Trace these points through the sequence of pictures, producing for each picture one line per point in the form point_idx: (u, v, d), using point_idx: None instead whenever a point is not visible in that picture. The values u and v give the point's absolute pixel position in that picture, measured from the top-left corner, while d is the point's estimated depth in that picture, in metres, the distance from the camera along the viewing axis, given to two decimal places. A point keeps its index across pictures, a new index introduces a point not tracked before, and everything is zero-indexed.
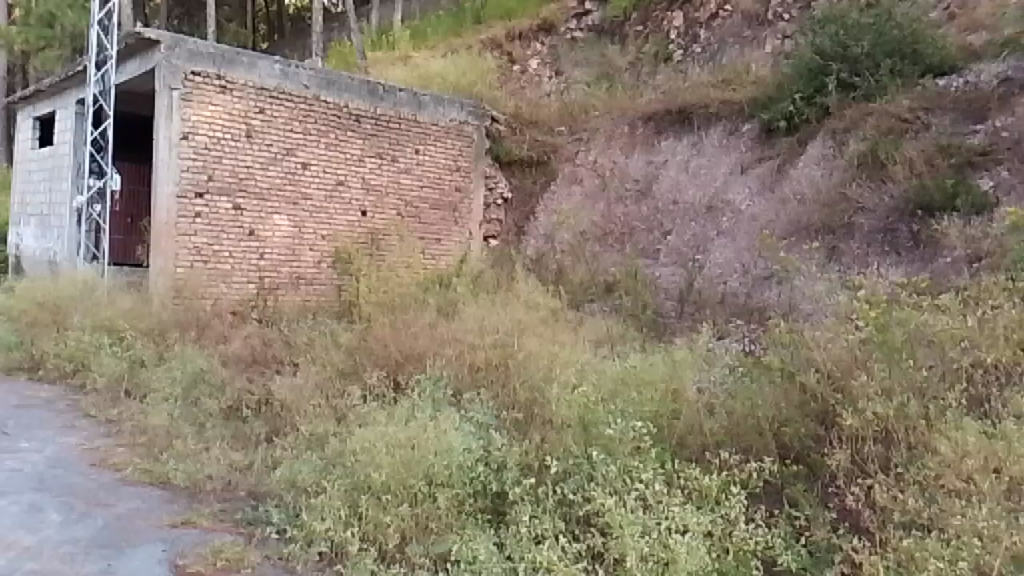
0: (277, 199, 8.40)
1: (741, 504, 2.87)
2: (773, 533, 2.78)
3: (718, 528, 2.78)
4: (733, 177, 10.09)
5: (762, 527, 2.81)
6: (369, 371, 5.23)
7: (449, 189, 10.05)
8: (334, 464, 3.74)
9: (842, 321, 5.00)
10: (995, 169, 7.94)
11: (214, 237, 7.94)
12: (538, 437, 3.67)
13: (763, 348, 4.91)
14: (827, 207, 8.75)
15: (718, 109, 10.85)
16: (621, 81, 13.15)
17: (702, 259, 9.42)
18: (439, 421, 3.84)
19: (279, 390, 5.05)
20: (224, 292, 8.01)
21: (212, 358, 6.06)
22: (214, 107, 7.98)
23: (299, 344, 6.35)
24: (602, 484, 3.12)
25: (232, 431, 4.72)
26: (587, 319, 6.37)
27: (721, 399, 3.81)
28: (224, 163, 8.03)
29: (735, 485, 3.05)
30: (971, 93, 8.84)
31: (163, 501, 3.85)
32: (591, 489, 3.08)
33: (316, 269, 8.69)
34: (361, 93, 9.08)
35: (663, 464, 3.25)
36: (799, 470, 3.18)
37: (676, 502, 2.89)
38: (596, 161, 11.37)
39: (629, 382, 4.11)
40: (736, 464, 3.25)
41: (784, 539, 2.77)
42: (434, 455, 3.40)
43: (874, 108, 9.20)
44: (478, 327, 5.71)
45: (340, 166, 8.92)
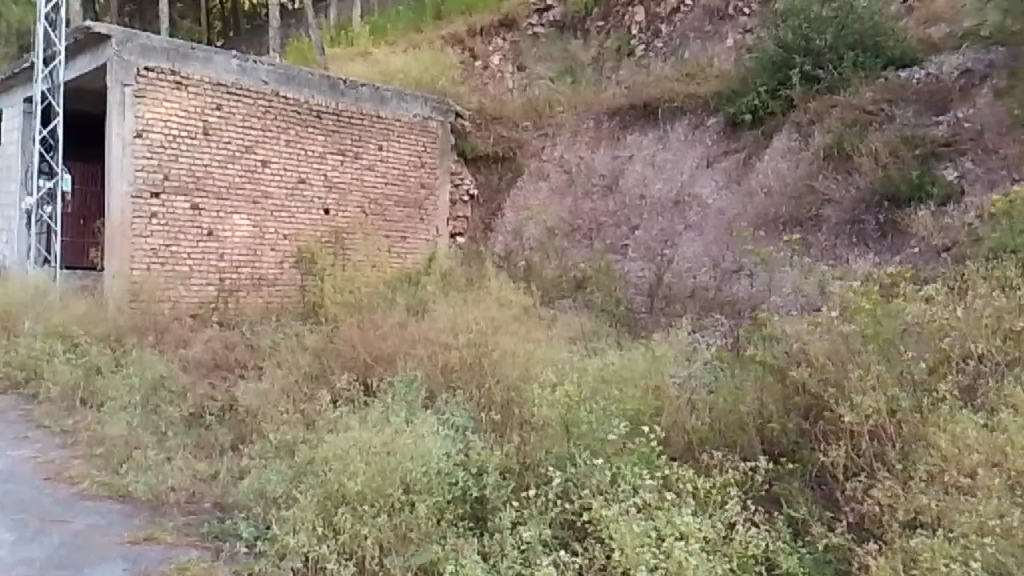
0: (237, 197, 8.15)
1: (737, 507, 2.78)
2: (772, 537, 2.70)
3: (715, 533, 2.68)
4: (699, 170, 10.07)
5: (757, 530, 2.73)
6: (338, 374, 5.06)
7: (414, 185, 9.86)
8: (305, 471, 3.59)
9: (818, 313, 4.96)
10: (959, 159, 8.01)
11: (171, 237, 7.69)
12: (517, 439, 3.56)
13: (740, 342, 4.85)
14: (794, 199, 8.76)
15: (683, 104, 10.84)
16: (584, 75, 13.07)
17: (671, 253, 9.37)
18: (414, 424, 3.71)
19: (244, 395, 4.87)
20: (183, 294, 7.75)
21: (171, 363, 5.83)
22: (169, 103, 7.71)
23: (263, 347, 6.14)
24: (592, 490, 3.01)
25: (195, 440, 4.52)
26: (560, 316, 6.26)
27: (703, 395, 3.74)
28: (181, 161, 7.77)
29: (728, 487, 2.96)
30: (933, 85, 8.91)
31: (124, 515, 3.65)
32: (584, 495, 2.96)
33: (279, 269, 8.46)
34: (322, 89, 8.86)
35: (648, 465, 3.16)
36: (788, 467, 3.11)
37: (671, 508, 2.78)
38: (562, 156, 11.26)
39: (608, 379, 4.01)
40: (722, 463, 3.18)
41: (780, 541, 2.69)
42: (412, 461, 3.26)
43: (838, 100, 9.23)
44: (449, 327, 5.56)
45: (301, 163, 8.69)
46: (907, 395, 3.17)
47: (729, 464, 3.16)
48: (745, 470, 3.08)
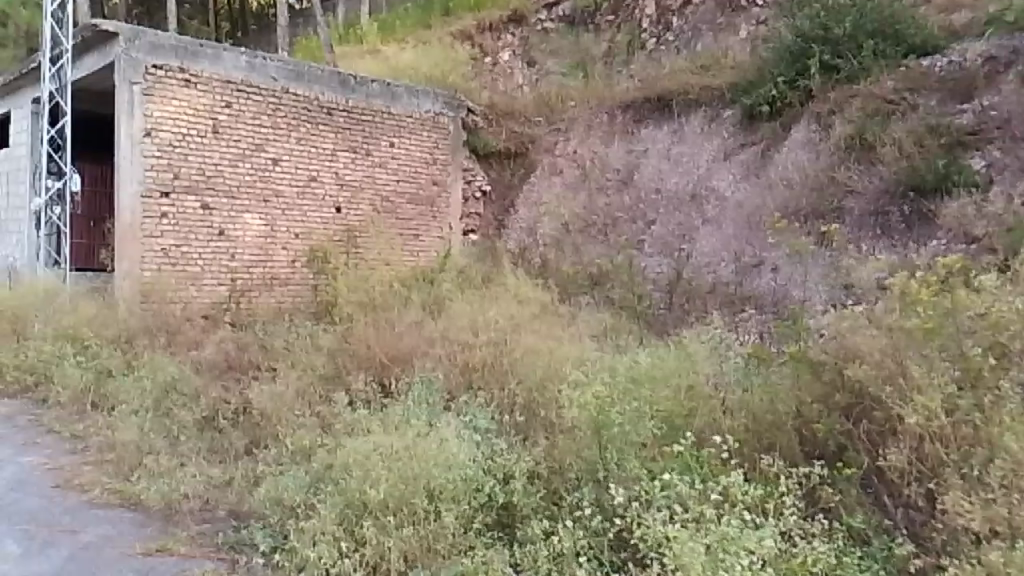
0: (247, 197, 8.01)
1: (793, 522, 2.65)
2: (828, 549, 2.56)
3: (769, 543, 2.52)
4: (716, 164, 9.88)
5: (813, 544, 2.60)
6: (354, 376, 4.90)
7: (426, 182, 9.71)
8: (324, 478, 3.44)
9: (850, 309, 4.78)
10: (987, 148, 7.80)
11: (181, 237, 7.55)
12: (544, 443, 3.41)
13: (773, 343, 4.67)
14: (815, 192, 8.56)
15: (698, 96, 10.65)
16: (596, 69, 12.88)
17: (689, 248, 9.17)
18: (436, 428, 3.56)
19: (258, 398, 4.72)
20: (195, 295, 7.62)
21: (183, 366, 5.69)
22: (177, 101, 7.58)
23: (276, 347, 6.00)
24: (633, 497, 2.87)
25: (208, 444, 4.39)
26: (579, 313, 6.07)
27: (739, 396, 3.59)
28: (191, 160, 7.63)
29: (776, 496, 2.81)
30: (956, 73, 8.69)
31: (136, 524, 3.51)
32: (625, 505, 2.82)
33: (291, 269, 8.31)
34: (332, 85, 8.72)
35: (690, 472, 3.01)
36: (839, 473, 2.97)
37: (719, 519, 2.63)
38: (576, 151, 11.07)
39: (638, 378, 3.85)
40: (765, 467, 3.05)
41: (834, 556, 2.56)
42: (438, 466, 3.11)
43: (858, 89, 9.03)
44: (467, 326, 5.39)
45: (312, 161, 8.54)
46: (961, 389, 2.99)
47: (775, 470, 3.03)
48: (791, 475, 2.96)
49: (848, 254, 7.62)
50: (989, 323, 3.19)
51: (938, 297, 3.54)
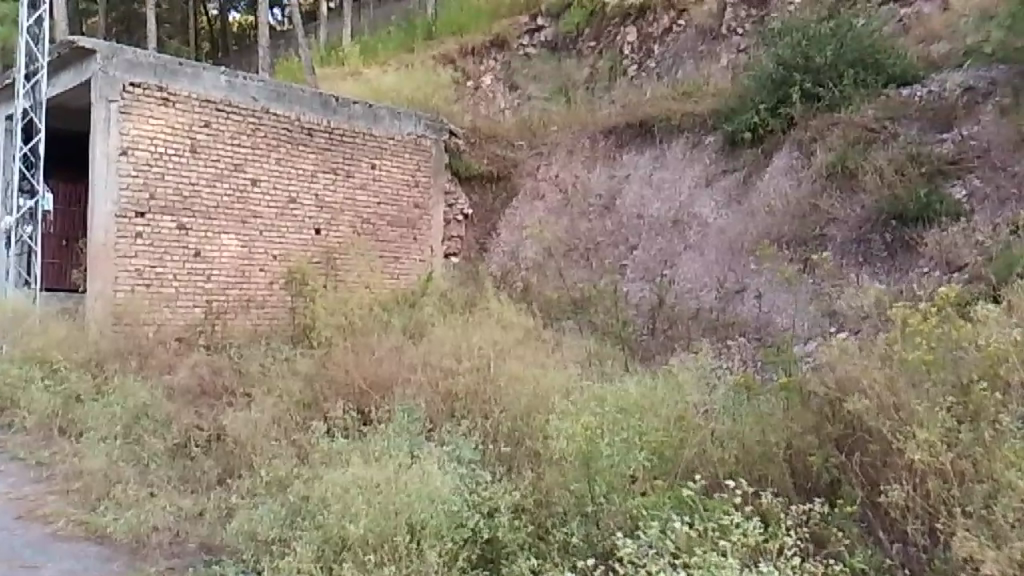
0: (225, 217, 7.86)
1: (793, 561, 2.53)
2: None
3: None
4: (698, 190, 9.88)
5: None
6: (332, 403, 4.76)
7: (407, 205, 9.61)
8: (301, 510, 3.30)
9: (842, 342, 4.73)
10: (967, 177, 7.85)
11: (156, 258, 7.38)
12: (531, 477, 3.31)
13: (766, 375, 4.61)
14: (798, 218, 8.57)
15: (680, 122, 10.69)
16: (578, 95, 12.90)
17: (672, 274, 9.12)
18: (418, 459, 3.44)
19: (233, 424, 4.57)
20: (168, 317, 7.43)
21: (156, 390, 5.52)
22: (155, 120, 7.44)
23: (252, 372, 5.84)
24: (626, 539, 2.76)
25: (180, 473, 4.23)
26: (563, 339, 5.98)
27: (730, 428, 3.51)
28: (167, 180, 7.48)
29: (772, 537, 2.70)
30: (935, 102, 8.77)
31: (101, 559, 3.33)
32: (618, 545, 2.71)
33: (268, 292, 8.15)
34: (314, 106, 8.63)
35: (685, 508, 2.92)
36: (839, 511, 2.88)
37: (715, 557, 2.52)
38: (558, 175, 11.03)
39: (626, 408, 3.77)
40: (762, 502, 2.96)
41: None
42: (422, 499, 2.98)
43: (839, 117, 9.08)
44: (449, 352, 5.27)
45: (291, 182, 8.42)
46: (958, 421, 2.93)
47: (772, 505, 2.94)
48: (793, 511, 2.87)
49: (833, 281, 7.60)
50: (987, 353, 3.13)
51: (930, 327, 3.49)
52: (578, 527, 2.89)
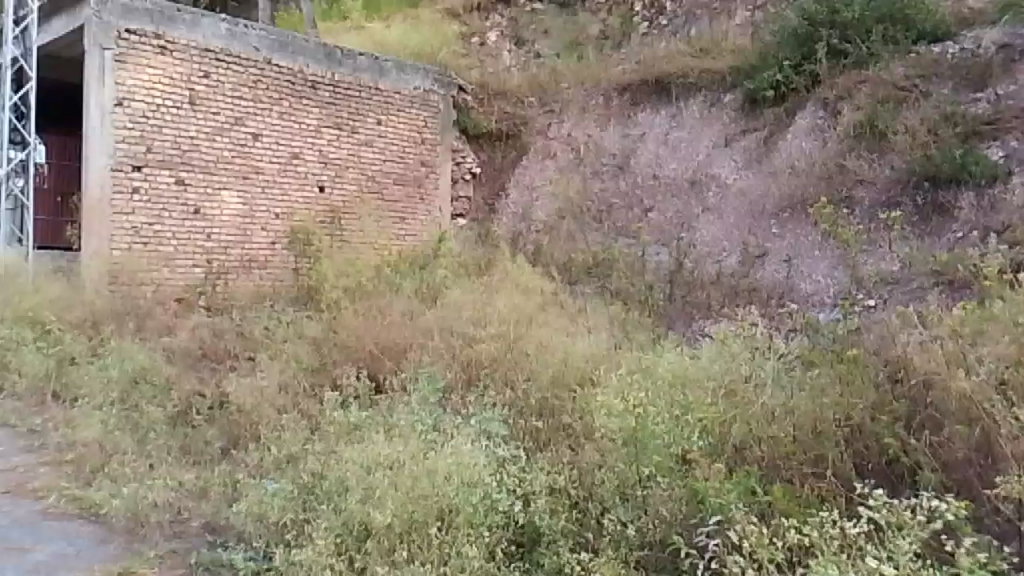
0: (226, 173, 7.48)
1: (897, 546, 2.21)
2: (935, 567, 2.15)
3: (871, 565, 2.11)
4: (717, 150, 9.50)
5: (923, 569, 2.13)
6: (342, 369, 4.47)
7: (414, 163, 9.21)
8: (317, 491, 3.00)
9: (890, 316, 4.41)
10: (1004, 138, 7.47)
11: (154, 215, 7.01)
12: (570, 458, 3.00)
13: (812, 342, 4.31)
14: (824, 180, 8.20)
15: (698, 79, 10.30)
16: (588, 51, 12.41)
17: (689, 237, 8.72)
18: (446, 436, 3.15)
19: (237, 391, 4.28)
20: (167, 277, 7.08)
21: (154, 353, 5.20)
22: (152, 70, 7.02)
23: (256, 336, 5.52)
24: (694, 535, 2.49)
25: (180, 444, 3.94)
26: (583, 305, 5.64)
27: (788, 410, 3.26)
28: (165, 133, 7.08)
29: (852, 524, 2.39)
30: (968, 60, 8.37)
31: (96, 541, 3.04)
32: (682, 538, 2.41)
33: (270, 251, 7.78)
34: (317, 57, 8.19)
35: (750, 498, 2.62)
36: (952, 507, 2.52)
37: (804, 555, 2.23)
38: (570, 134, 10.60)
39: (669, 382, 3.49)
40: (843, 498, 2.74)
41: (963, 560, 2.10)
42: (451, 483, 2.68)
43: (867, 75, 8.67)
44: (466, 318, 4.94)
45: (294, 137, 8.02)
46: None
47: (857, 499, 2.69)
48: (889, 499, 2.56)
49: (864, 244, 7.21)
50: None
51: None
52: (630, 522, 2.58)
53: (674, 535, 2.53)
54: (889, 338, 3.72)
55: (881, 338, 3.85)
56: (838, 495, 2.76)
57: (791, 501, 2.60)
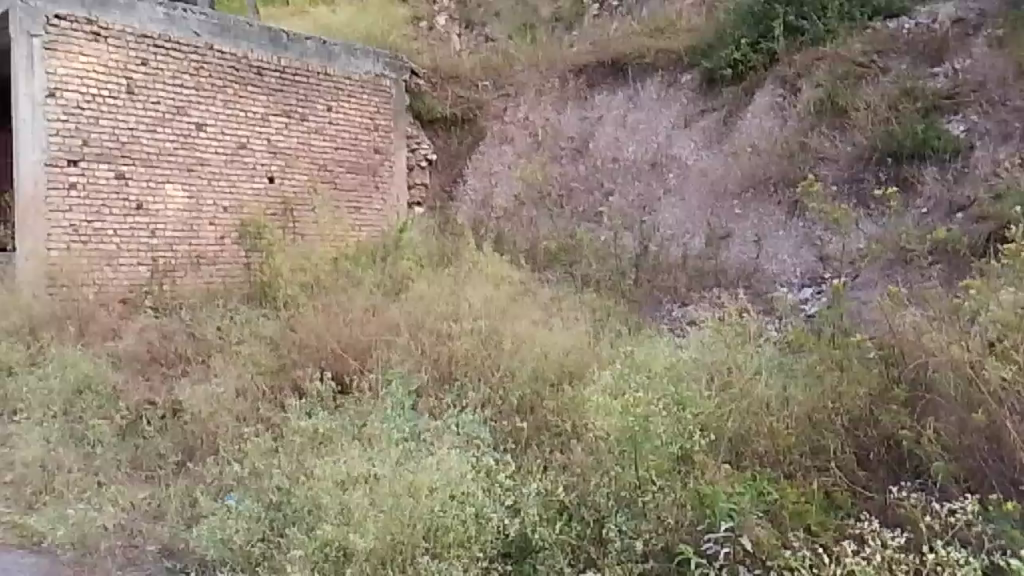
0: (169, 165, 7.04)
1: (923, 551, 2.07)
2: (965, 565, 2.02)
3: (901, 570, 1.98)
4: (676, 131, 9.36)
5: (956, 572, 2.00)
6: (303, 370, 4.20)
7: (367, 150, 8.87)
8: (286, 509, 2.75)
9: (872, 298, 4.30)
10: (964, 112, 7.39)
11: (93, 211, 6.56)
12: (560, 460, 2.81)
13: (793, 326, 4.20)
14: (785, 158, 8.11)
15: (654, 60, 10.15)
16: (541, 33, 12.16)
17: (652, 219, 8.54)
18: (426, 446, 2.94)
19: (190, 398, 3.98)
20: (110, 277, 6.66)
21: (98, 358, 4.84)
22: (86, 57, 6.53)
23: (208, 337, 5.20)
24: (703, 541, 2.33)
25: (131, 457, 3.65)
26: (553, 293, 5.43)
27: (783, 401, 3.09)
28: (102, 124, 6.61)
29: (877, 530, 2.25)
30: (924, 35, 8.30)
31: (39, 574, 2.74)
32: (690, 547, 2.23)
33: (219, 246, 7.38)
34: (262, 42, 7.79)
35: (757, 499, 2.46)
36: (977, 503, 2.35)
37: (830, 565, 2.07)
38: (526, 118, 10.35)
39: (658, 374, 3.31)
40: (849, 493, 2.61)
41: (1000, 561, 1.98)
42: (434, 499, 2.47)
43: (825, 52, 8.61)
44: (434, 312, 4.68)
45: (240, 126, 7.60)
46: None
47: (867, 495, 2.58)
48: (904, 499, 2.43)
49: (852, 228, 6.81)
50: None
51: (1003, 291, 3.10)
52: (633, 532, 2.39)
53: (679, 541, 2.35)
54: (878, 321, 3.59)
55: (871, 320, 3.69)
56: (843, 490, 2.62)
57: (801, 500, 2.46)
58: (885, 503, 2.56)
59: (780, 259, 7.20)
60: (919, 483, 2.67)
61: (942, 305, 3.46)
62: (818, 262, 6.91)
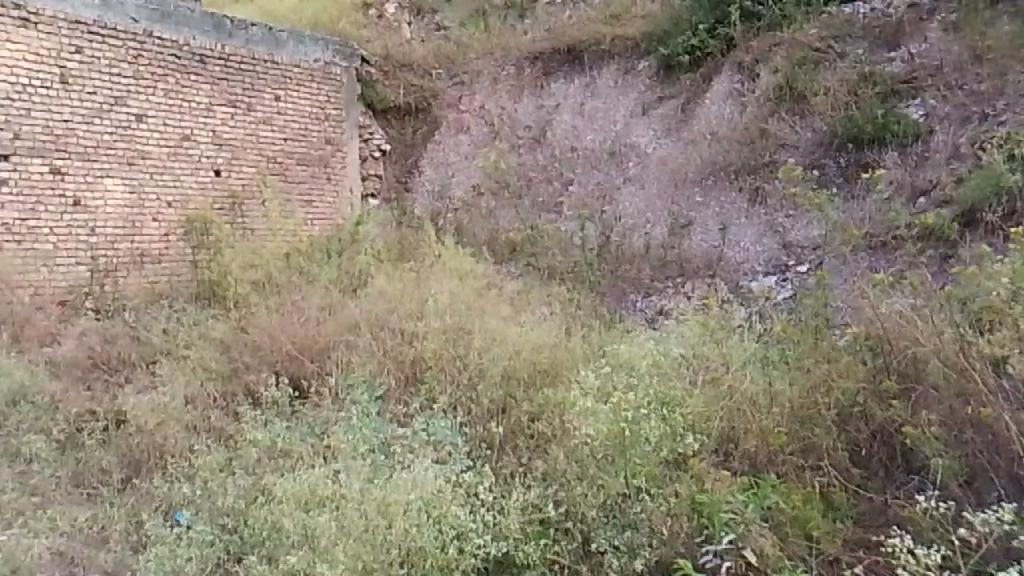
0: (108, 159, 6.62)
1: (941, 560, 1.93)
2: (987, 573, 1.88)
3: None
4: (634, 119, 9.22)
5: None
6: (257, 374, 3.95)
7: (318, 141, 8.55)
8: (243, 533, 2.53)
9: (849, 288, 4.18)
10: (921, 96, 7.27)
11: (28, 209, 6.10)
12: (541, 466, 2.65)
13: (770, 318, 4.07)
14: (746, 145, 8.02)
15: (611, 47, 9.99)
16: (495, 20, 11.90)
17: (612, 209, 8.38)
18: (398, 462, 2.73)
19: (135, 408, 3.69)
20: (47, 278, 6.22)
21: (35, 365, 4.51)
22: (15, 44, 6.03)
23: (154, 340, 4.89)
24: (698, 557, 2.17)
25: (72, 473, 3.35)
26: (521, 288, 5.22)
27: (771, 395, 2.95)
28: (34, 116, 6.14)
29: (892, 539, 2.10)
30: (880, 20, 8.19)
31: None
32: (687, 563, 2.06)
33: (164, 243, 7.00)
34: (204, 29, 7.38)
35: (757, 505, 2.30)
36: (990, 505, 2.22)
37: None
38: (482, 106, 10.12)
39: (639, 373, 3.14)
40: (845, 493, 2.47)
41: None
42: (411, 518, 2.31)
43: (782, 38, 8.54)
44: (396, 311, 4.44)
45: (183, 116, 7.20)
46: None
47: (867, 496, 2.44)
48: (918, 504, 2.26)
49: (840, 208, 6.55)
50: None
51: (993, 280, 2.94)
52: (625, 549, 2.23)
53: (675, 556, 2.23)
54: (860, 313, 3.46)
55: (855, 311, 3.55)
56: (839, 490, 2.48)
57: (802, 505, 2.31)
58: (885, 502, 2.42)
59: (743, 247, 7.10)
60: (917, 479, 2.54)
61: (924, 294, 3.34)
62: (782, 249, 6.82)
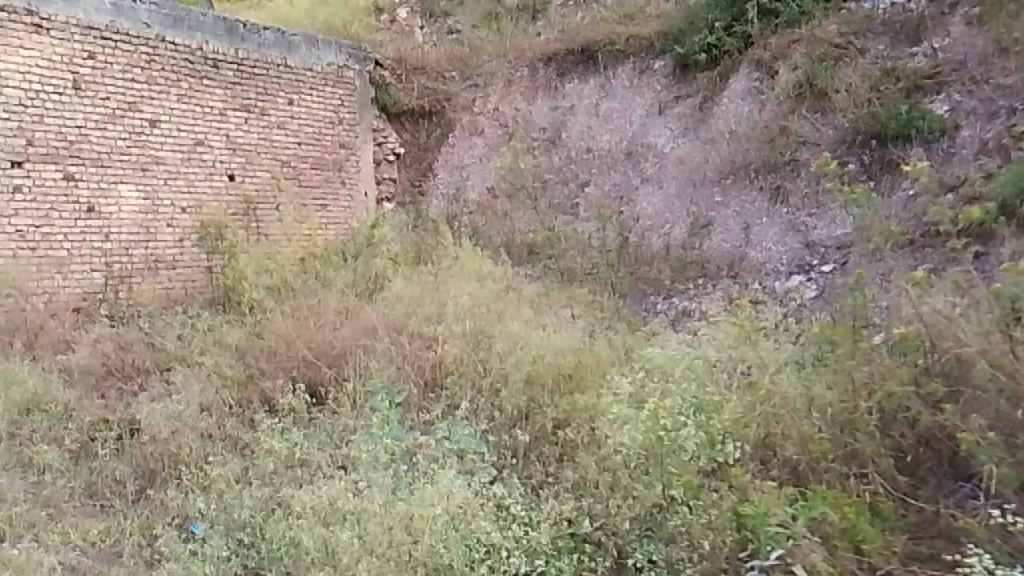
0: (121, 164, 6.55)
1: None
2: None
3: None
4: (651, 119, 9.09)
5: None
6: (273, 381, 3.85)
7: (332, 145, 8.47)
8: (260, 549, 2.42)
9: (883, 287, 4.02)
10: (946, 91, 7.09)
11: (41, 215, 6.04)
12: (573, 478, 2.55)
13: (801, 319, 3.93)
14: (766, 143, 7.87)
15: (626, 46, 9.76)
16: (508, 21, 11.77)
17: (630, 210, 8.27)
18: (423, 473, 2.63)
19: (150, 416, 3.60)
20: (62, 285, 6.16)
21: (49, 373, 4.43)
22: (27, 50, 5.96)
23: (169, 347, 4.80)
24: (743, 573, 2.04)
25: (85, 484, 3.26)
26: (542, 291, 5.09)
27: (809, 400, 2.83)
28: (47, 122, 6.08)
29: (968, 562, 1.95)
30: (901, 14, 7.99)
31: None
32: None
33: (178, 249, 6.93)
34: (217, 32, 7.31)
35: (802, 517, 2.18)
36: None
37: None
38: (497, 108, 10.02)
39: (671, 380, 3.08)
40: (895, 503, 2.35)
41: None
42: (438, 535, 2.22)
43: (800, 35, 8.36)
44: (414, 315, 4.34)
45: (197, 121, 7.13)
46: None
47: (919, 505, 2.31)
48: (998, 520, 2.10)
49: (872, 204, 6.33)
50: None
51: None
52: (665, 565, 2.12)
53: (717, 571, 2.08)
54: (898, 313, 3.31)
55: (892, 312, 3.40)
56: (889, 500, 2.36)
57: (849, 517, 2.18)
58: (936, 511, 2.28)
59: (765, 248, 6.96)
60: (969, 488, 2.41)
61: (966, 294, 3.19)
62: (805, 249, 6.68)
